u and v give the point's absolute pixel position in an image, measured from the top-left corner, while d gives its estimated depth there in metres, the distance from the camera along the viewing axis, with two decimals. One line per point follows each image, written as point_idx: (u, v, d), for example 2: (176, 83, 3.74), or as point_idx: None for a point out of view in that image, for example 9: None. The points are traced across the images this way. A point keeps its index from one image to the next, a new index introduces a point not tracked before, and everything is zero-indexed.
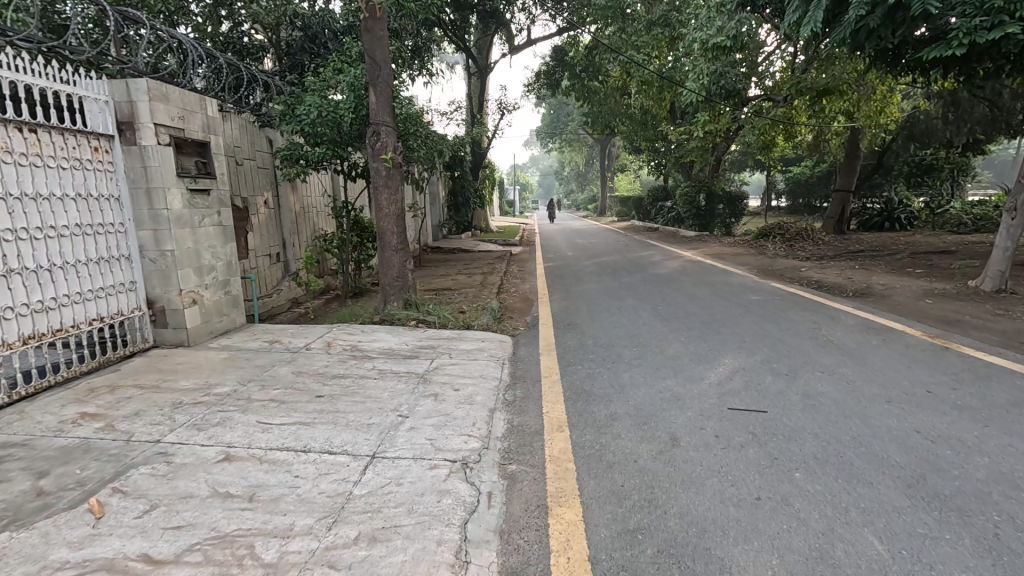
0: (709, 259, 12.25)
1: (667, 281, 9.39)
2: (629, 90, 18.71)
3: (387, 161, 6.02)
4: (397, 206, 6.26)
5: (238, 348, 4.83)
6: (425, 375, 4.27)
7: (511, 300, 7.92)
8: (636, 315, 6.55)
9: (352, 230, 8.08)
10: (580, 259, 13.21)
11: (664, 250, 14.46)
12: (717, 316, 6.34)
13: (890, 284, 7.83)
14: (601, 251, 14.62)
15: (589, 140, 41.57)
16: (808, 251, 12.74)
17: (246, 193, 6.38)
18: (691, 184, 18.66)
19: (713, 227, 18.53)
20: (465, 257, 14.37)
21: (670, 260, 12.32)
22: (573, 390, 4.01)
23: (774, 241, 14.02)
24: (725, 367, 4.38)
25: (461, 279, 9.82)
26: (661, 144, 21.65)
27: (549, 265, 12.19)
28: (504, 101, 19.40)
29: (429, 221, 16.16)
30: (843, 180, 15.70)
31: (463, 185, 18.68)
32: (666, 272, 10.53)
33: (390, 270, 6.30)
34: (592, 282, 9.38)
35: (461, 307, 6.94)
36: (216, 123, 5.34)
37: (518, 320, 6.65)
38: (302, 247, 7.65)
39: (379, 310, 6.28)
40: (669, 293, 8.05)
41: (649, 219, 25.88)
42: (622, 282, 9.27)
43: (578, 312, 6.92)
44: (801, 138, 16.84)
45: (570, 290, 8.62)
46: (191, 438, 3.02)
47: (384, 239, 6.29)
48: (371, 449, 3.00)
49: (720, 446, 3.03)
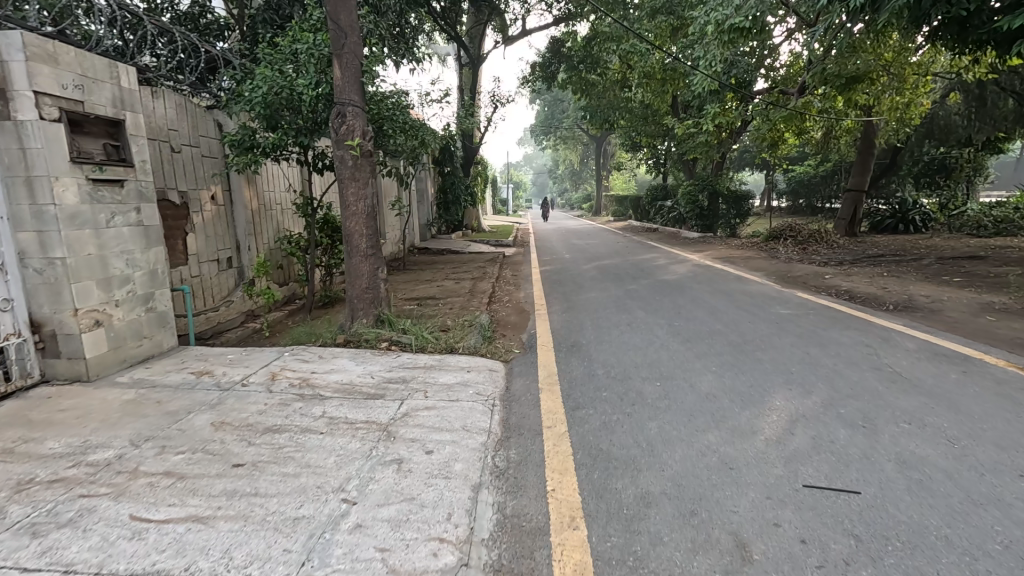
0: (719, 263, 11.27)
1: (678, 289, 8.39)
2: (629, 83, 17.80)
3: (354, 147, 4.94)
4: (368, 203, 5.19)
5: (152, 384, 3.76)
6: (390, 427, 3.24)
7: (504, 312, 6.91)
8: (652, 333, 5.54)
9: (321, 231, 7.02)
10: (579, 262, 12.20)
11: (667, 252, 13.49)
12: (748, 336, 5.35)
13: (935, 296, 6.89)
14: (600, 254, 13.63)
15: (584, 137, 40.60)
16: (824, 255, 11.82)
17: (186, 186, 5.31)
18: (695, 182, 17.79)
19: (716, 227, 17.63)
20: (453, 259, 13.32)
21: (676, 265, 11.33)
22: (585, 451, 2.99)
23: (785, 244, 13.09)
24: (780, 415, 3.38)
25: (446, 287, 8.78)
26: (661, 141, 20.71)
27: (545, 269, 11.17)
28: (498, 94, 18.38)
29: (416, 221, 15.08)
30: (855, 179, 14.82)
31: (454, 182, 17.68)
32: (674, 278, 9.54)
33: (358, 279, 5.24)
34: (594, 291, 8.37)
35: (446, 323, 5.91)
36: (134, 97, 4.26)
37: (511, 339, 5.62)
38: (261, 250, 6.59)
39: (346, 328, 5.23)
40: (684, 305, 7.03)
41: (647, 219, 24.97)
42: (628, 291, 8.27)
43: (582, 329, 5.89)
44: (810, 134, 16.00)
45: (569, 301, 7.60)
46: (10, 557, 1.97)
47: (351, 243, 5.21)
48: (290, 571, 1.97)
49: (813, 564, 2.04)
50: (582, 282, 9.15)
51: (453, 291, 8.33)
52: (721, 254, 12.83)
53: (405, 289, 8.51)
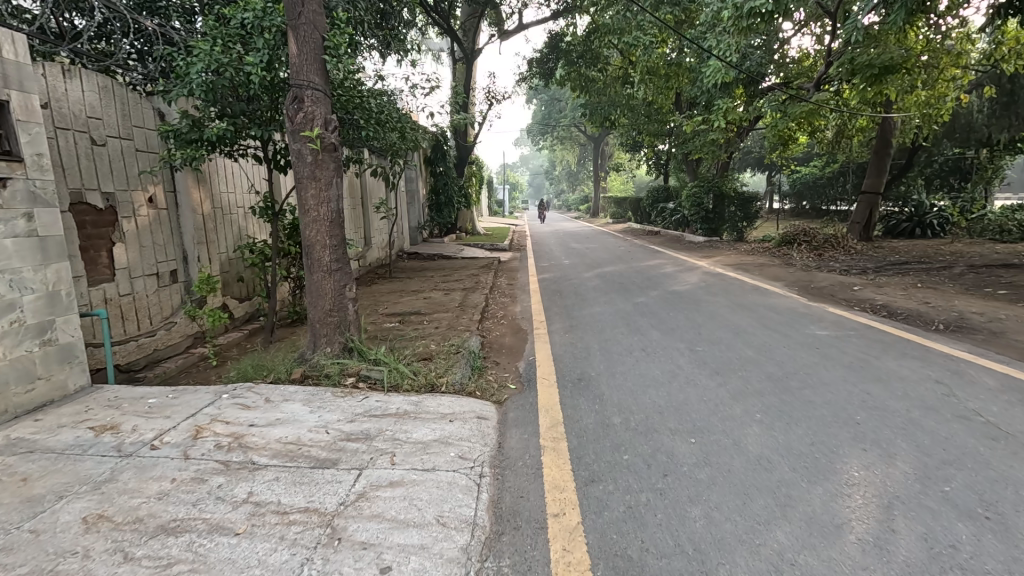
0: (732, 271, 10.43)
1: (692, 302, 7.53)
2: (631, 79, 16.99)
3: (313, 136, 4.01)
4: (332, 206, 4.27)
5: (32, 447, 2.87)
6: (337, 518, 2.35)
7: (496, 333, 6.01)
8: (673, 362, 4.67)
9: (288, 238, 6.12)
10: (580, 269, 11.34)
11: (673, 258, 12.64)
12: (788, 366, 4.48)
13: (990, 313, 6.06)
14: (601, 260, 12.77)
15: (581, 137, 39.80)
16: (843, 262, 10.99)
17: (113, 187, 4.40)
18: (699, 183, 16.98)
19: (722, 230, 16.83)
20: (444, 265, 12.42)
21: (685, 273, 10.47)
22: (608, 565, 2.12)
23: (799, 250, 12.26)
24: (868, 499, 2.50)
25: (433, 300, 7.87)
26: (663, 141, 19.86)
27: (543, 277, 10.29)
28: (492, 90, 17.48)
29: (405, 224, 14.17)
30: (871, 181, 14.03)
31: (446, 182, 16.81)
32: (685, 288, 8.69)
33: (321, 300, 4.33)
34: (600, 304, 7.51)
35: (427, 348, 5.02)
36: (26, 73, 3.37)
37: (505, 368, 4.73)
38: (215, 260, 5.67)
39: (304, 360, 4.33)
40: (703, 323, 6.17)
41: (648, 221, 24.17)
42: (637, 305, 7.41)
43: (590, 355, 5.02)
44: (822, 133, 15.22)
45: (571, 317, 6.72)
46: None
47: (310, 256, 4.29)
48: None
49: None
50: (585, 294, 8.28)
51: (439, 305, 7.43)
52: (730, 260, 12.00)
53: (385, 304, 7.58)
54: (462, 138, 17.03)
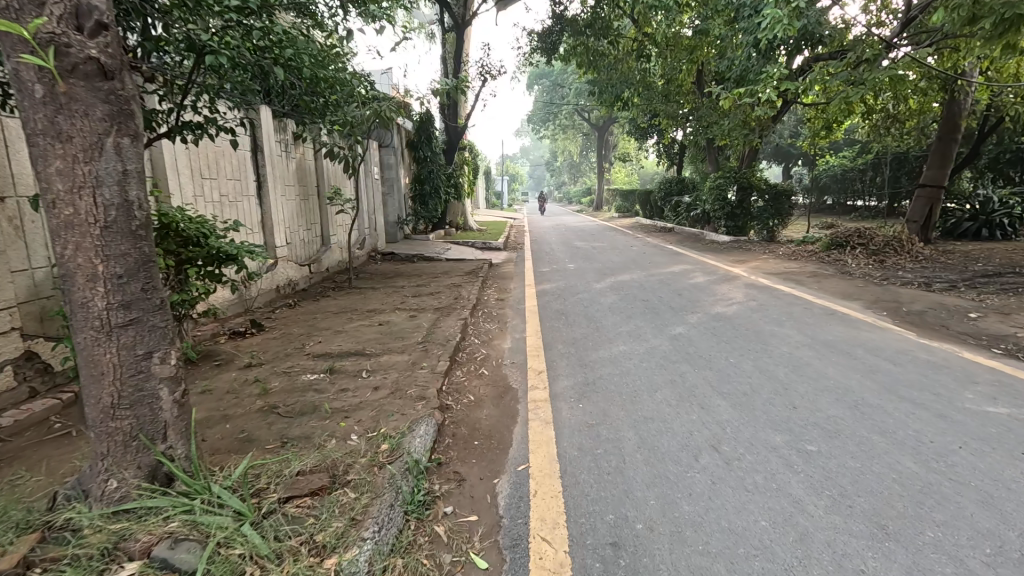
0: (784, 284, 8.25)
1: (749, 335, 5.39)
2: (647, 52, 14.69)
3: (28, 33, 1.78)
4: (110, 197, 2.05)
5: None
6: None
7: (466, 398, 3.85)
8: (784, 499, 2.50)
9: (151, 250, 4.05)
10: (589, 277, 9.18)
11: (701, 264, 10.45)
12: (1017, 516, 2.31)
13: None
14: (612, 265, 10.59)
15: (584, 125, 37.35)
16: (915, 274, 8.79)
17: None
18: (723, 173, 14.77)
19: (748, 227, 14.69)
20: (423, 269, 10.26)
21: (721, 286, 8.29)
22: None
23: (854, 255, 10.07)
24: None
25: (390, 329, 5.67)
26: (680, 127, 17.54)
27: (542, 289, 8.14)
28: (487, 64, 15.19)
29: (380, 218, 12.00)
30: (931, 172, 11.88)
31: (431, 170, 14.58)
32: (732, 311, 6.53)
33: (96, 391, 2.14)
34: (622, 337, 5.35)
35: (333, 455, 2.83)
36: None
37: (470, 500, 2.58)
38: (13, 283, 3.50)
39: (67, 508, 2.17)
40: (786, 382, 4.01)
41: (659, 216, 22.01)
42: (673, 339, 5.26)
43: (626, 463, 2.85)
44: (871, 115, 13.02)
45: (584, 363, 4.55)
46: None
47: (70, 299, 2.08)
48: None
49: None
50: (600, 319, 6.13)
51: (395, 339, 5.24)
52: (772, 268, 9.82)
53: (321, 337, 5.40)
54: (452, 119, 15.07)
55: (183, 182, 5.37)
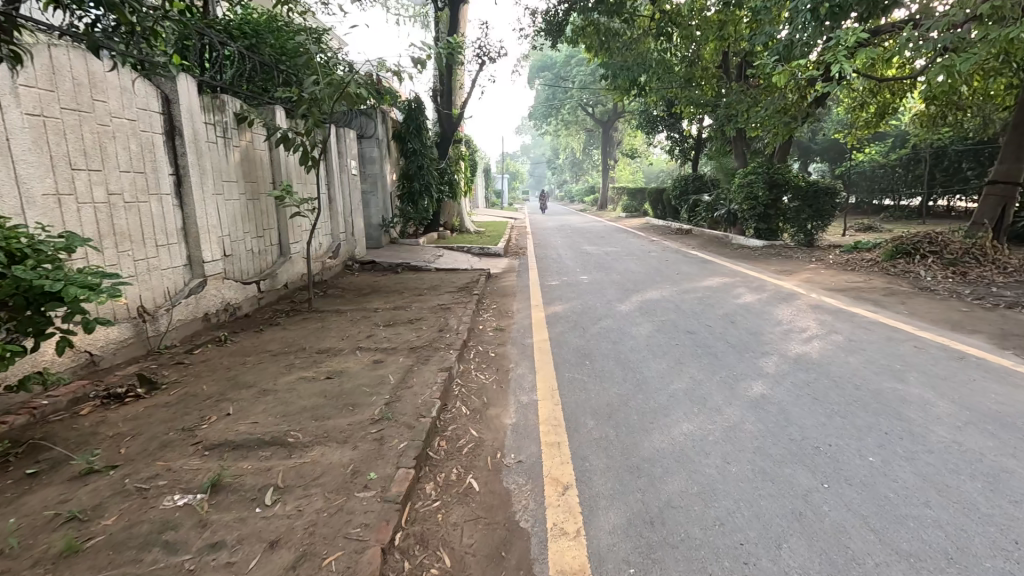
0: (861, 306, 6.50)
1: (869, 399, 3.64)
2: (669, 30, 12.94)
3: None
4: None
5: None
6: None
7: (435, 566, 2.12)
8: None
9: None
10: (611, 295, 7.42)
11: (741, 276, 8.71)
12: None
13: None
14: (635, 277, 8.86)
15: (587, 121, 35.57)
16: (1017, 292, 7.05)
17: None
18: (754, 169, 13.02)
19: (780, 230, 12.99)
20: (407, 283, 8.49)
21: (781, 308, 6.56)
22: None
23: (928, 266, 8.33)
24: None
25: (339, 388, 3.92)
26: (700, 118, 15.80)
27: (554, 314, 6.39)
28: (486, 45, 13.42)
29: (359, 220, 10.25)
30: (1005, 166, 10.12)
31: (420, 165, 12.80)
32: (819, 351, 4.78)
33: None
34: (679, 405, 3.61)
35: None
36: None
37: None
38: None
39: None
40: (1003, 522, 2.28)
41: (674, 216, 20.27)
42: (758, 410, 3.52)
43: None
44: (930, 101, 11.28)
45: (633, 468, 2.80)
46: None
47: None
48: None
49: None
50: (640, 367, 4.37)
51: (341, 410, 3.49)
52: (832, 282, 8.08)
53: (237, 403, 3.66)
54: (445, 108, 13.30)
55: (27, 176, 3.66)
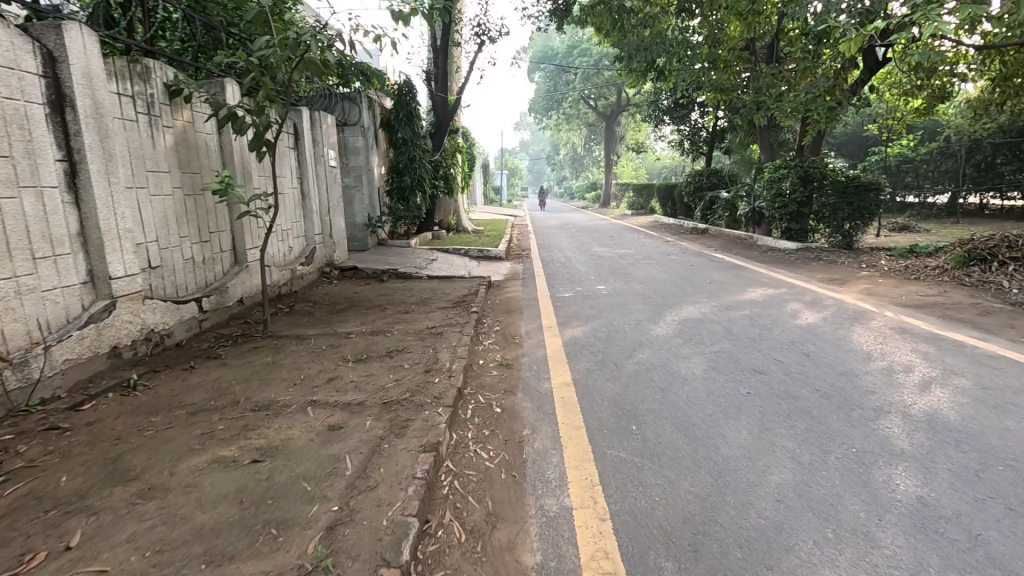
0: (962, 330, 5.16)
1: None
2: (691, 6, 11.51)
3: None
4: None
5: None
6: None
7: None
8: None
9: None
10: (640, 314, 6.05)
11: (790, 288, 7.34)
12: None
13: None
14: (663, 288, 7.50)
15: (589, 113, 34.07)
16: None
17: None
18: (785, 162, 11.67)
19: (814, 232, 11.64)
20: (391, 296, 7.08)
21: (860, 333, 5.19)
22: None
23: (1013, 276, 7.00)
24: None
25: (264, 484, 2.55)
26: (720, 106, 14.40)
27: (574, 341, 5.02)
28: (485, 23, 12.01)
29: (340, 220, 8.85)
30: None
31: (411, 157, 11.39)
32: (955, 408, 3.41)
33: None
34: (800, 523, 2.28)
35: None
36: None
37: None
38: None
39: None
40: None
41: (688, 214, 18.88)
42: (933, 538, 2.17)
43: None
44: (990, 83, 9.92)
45: None
46: None
47: None
48: None
49: None
50: (715, 441, 3.01)
51: (253, 542, 2.12)
52: (902, 296, 6.73)
53: (96, 519, 2.30)
54: (439, 93, 11.90)
55: None
